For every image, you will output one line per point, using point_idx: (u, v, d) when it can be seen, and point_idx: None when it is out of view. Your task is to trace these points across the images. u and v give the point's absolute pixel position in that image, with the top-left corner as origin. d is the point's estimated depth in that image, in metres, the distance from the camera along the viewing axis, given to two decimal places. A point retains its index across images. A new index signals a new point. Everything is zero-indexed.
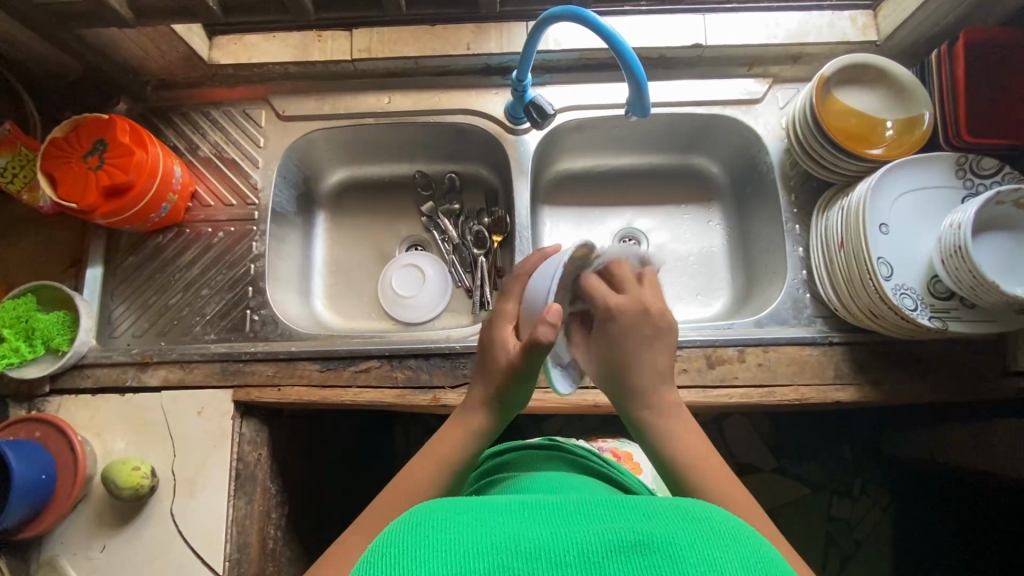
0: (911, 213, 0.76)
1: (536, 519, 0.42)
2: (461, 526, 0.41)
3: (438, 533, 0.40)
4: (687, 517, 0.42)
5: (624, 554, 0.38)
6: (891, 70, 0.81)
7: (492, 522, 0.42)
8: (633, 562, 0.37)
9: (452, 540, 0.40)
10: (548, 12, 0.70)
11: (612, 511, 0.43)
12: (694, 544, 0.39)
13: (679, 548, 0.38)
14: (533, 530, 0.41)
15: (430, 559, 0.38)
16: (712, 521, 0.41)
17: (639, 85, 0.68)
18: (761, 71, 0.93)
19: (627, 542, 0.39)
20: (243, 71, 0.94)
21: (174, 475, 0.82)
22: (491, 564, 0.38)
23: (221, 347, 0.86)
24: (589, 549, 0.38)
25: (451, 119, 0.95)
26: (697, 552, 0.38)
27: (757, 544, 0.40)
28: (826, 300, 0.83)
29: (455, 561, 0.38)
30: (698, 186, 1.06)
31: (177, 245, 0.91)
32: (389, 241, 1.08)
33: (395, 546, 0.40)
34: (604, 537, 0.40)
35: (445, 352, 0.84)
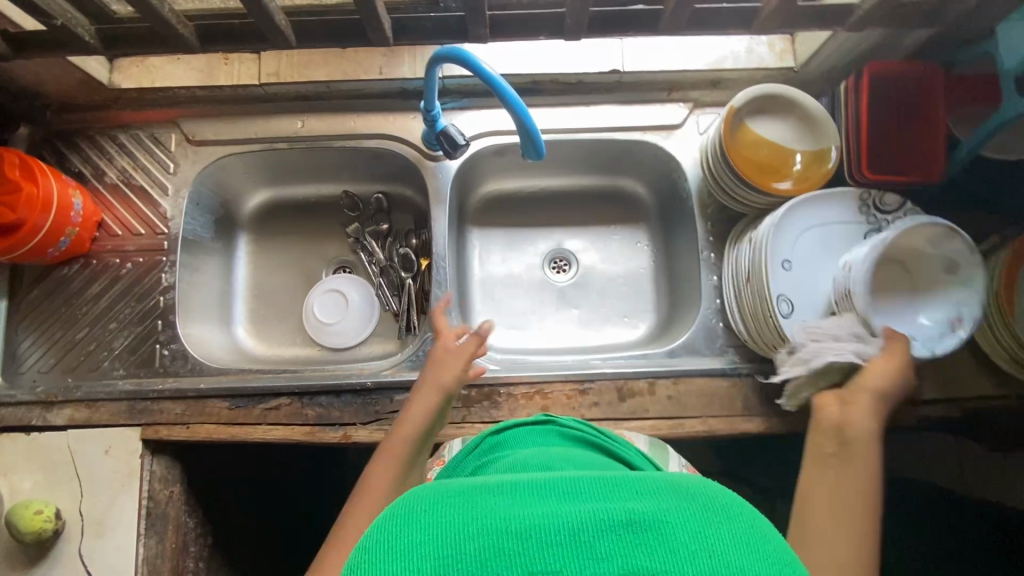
0: (813, 249, 0.76)
1: (521, 495, 0.35)
2: (439, 506, 0.34)
3: (407, 521, 0.33)
4: (692, 497, 0.34)
5: (619, 533, 0.31)
6: (801, 101, 0.80)
7: (474, 501, 0.34)
8: (626, 541, 0.31)
9: (425, 526, 0.33)
10: (438, 57, 0.70)
11: (607, 485, 0.35)
12: (695, 522, 0.32)
13: (676, 527, 0.32)
14: (522, 507, 0.33)
15: (400, 554, 0.31)
16: (712, 495, 0.34)
17: (531, 135, 0.68)
18: (681, 96, 0.91)
19: (620, 520, 0.32)
20: (148, 95, 0.90)
21: (82, 516, 0.81)
22: (465, 548, 0.31)
23: (129, 384, 0.84)
24: (581, 525, 0.32)
25: (368, 144, 0.93)
26: (703, 537, 0.31)
27: (761, 521, 0.34)
28: (737, 332, 0.83)
29: (425, 552, 0.31)
30: (626, 206, 1.06)
31: (84, 277, 0.89)
32: (315, 263, 1.06)
33: (364, 541, 0.33)
34: (596, 512, 0.32)
35: (357, 388, 0.83)
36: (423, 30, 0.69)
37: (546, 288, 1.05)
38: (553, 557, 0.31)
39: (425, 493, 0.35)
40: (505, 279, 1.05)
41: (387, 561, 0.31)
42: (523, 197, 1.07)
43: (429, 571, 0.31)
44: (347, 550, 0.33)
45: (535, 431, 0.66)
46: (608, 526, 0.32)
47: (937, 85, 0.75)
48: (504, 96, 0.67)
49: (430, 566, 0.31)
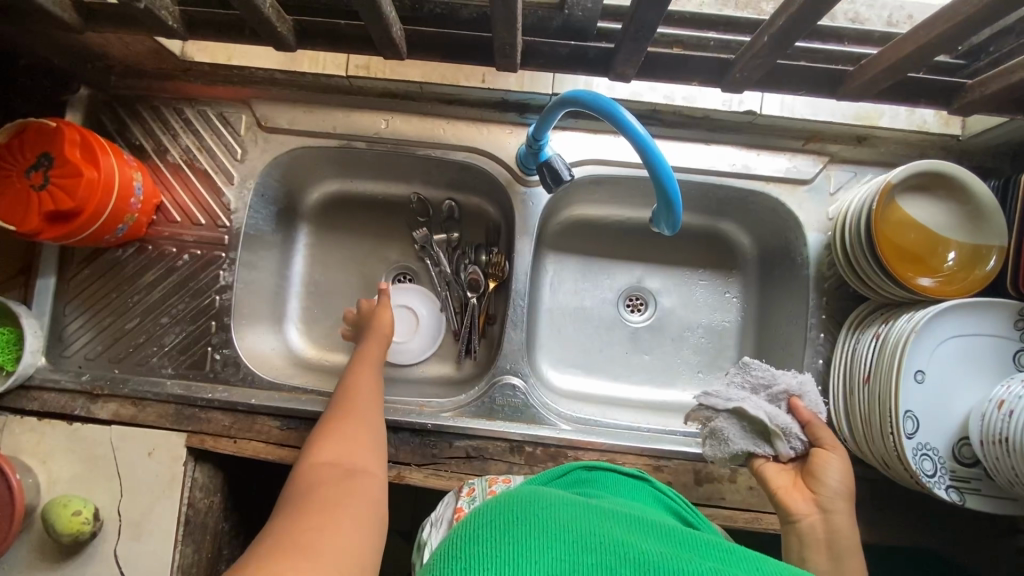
0: (952, 362, 0.67)
1: (638, 535, 0.44)
2: (572, 518, 0.44)
3: (546, 514, 0.44)
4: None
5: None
6: (970, 186, 0.68)
7: (599, 526, 0.44)
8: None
9: (560, 528, 0.43)
10: (573, 94, 0.58)
11: (713, 551, 0.44)
12: None
13: None
14: (639, 542, 0.43)
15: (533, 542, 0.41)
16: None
17: (670, 205, 0.57)
18: (817, 148, 0.80)
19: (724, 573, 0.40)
20: (222, 70, 0.81)
21: (120, 517, 0.78)
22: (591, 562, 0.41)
23: (178, 387, 0.80)
24: (685, 560, 0.41)
25: (455, 156, 0.83)
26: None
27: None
28: (837, 429, 0.75)
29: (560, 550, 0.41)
30: (720, 253, 0.96)
31: (138, 263, 0.83)
32: (376, 267, 0.99)
33: (504, 517, 0.44)
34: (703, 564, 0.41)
35: (415, 427, 0.77)
36: (556, 57, 0.59)
37: (618, 329, 0.96)
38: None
39: (560, 502, 0.46)
40: (575, 312, 0.97)
41: (520, 544, 0.41)
42: (608, 225, 0.97)
43: (555, 565, 0.40)
44: (485, 517, 0.44)
45: (630, 483, 0.63)
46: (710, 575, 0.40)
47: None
48: (642, 147, 0.55)
49: (557, 561, 0.40)
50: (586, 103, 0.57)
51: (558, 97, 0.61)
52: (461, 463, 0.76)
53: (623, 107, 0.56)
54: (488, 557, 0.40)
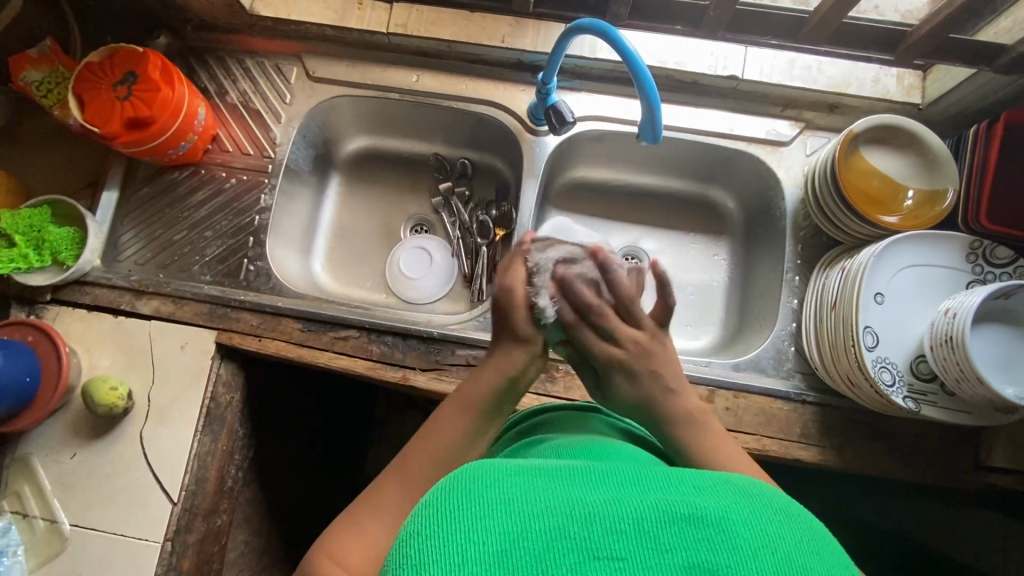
0: (909, 287, 0.74)
1: (580, 484, 0.40)
2: (508, 485, 0.39)
3: (482, 492, 0.38)
4: (737, 491, 0.40)
5: (680, 526, 0.36)
6: (923, 137, 0.78)
7: (537, 485, 0.39)
8: (687, 533, 0.36)
9: (499, 499, 0.38)
10: (575, 23, 0.71)
11: (659, 481, 0.41)
12: (747, 522, 0.37)
13: (733, 525, 0.37)
14: (582, 493, 0.39)
15: (477, 526, 0.36)
16: (764, 498, 0.39)
17: (652, 114, 0.70)
18: (794, 114, 0.90)
19: (683, 516, 0.37)
20: (282, 26, 0.96)
21: (149, 402, 0.86)
22: (541, 532, 0.36)
23: (214, 290, 0.89)
24: (644, 518, 0.37)
25: (474, 108, 0.95)
26: (753, 532, 0.37)
27: (804, 521, 0.39)
28: (809, 358, 0.82)
29: (505, 535, 0.36)
30: (710, 218, 1.04)
31: (191, 183, 0.95)
32: (396, 216, 1.10)
33: (438, 506, 0.38)
34: (658, 509, 0.37)
35: (423, 335, 0.85)
36: None
37: None
38: (621, 543, 0.36)
39: (490, 467, 0.41)
40: None
41: (462, 526, 0.36)
42: (608, 188, 1.07)
43: (504, 541, 0.35)
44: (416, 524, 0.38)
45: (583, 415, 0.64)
46: (666, 516, 0.37)
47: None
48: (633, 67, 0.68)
49: (505, 535, 0.36)
50: (587, 29, 0.69)
51: (564, 29, 0.74)
52: (461, 369, 0.84)
53: (616, 31, 0.68)
54: (438, 559, 0.35)
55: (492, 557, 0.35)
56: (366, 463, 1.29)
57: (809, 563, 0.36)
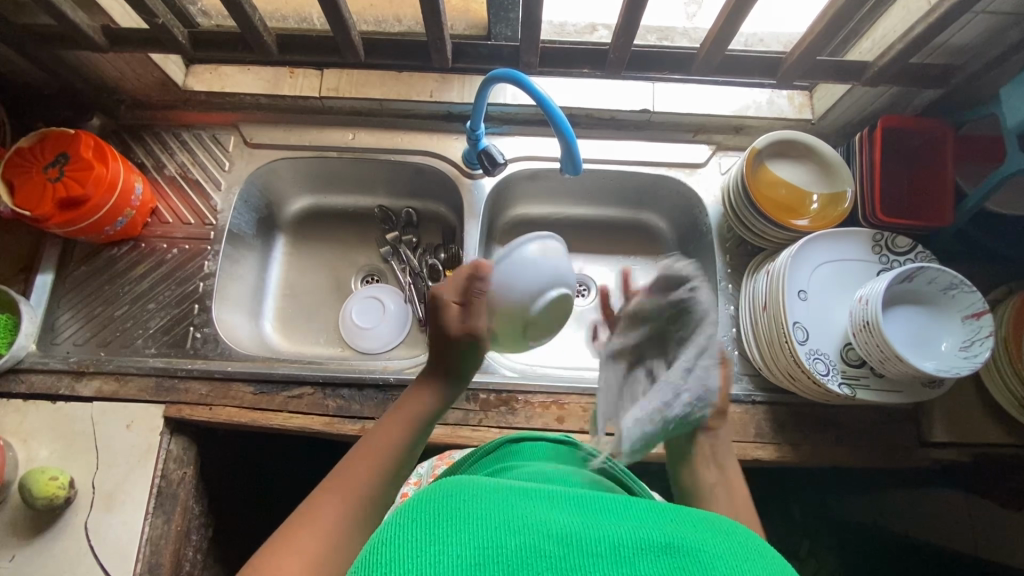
0: (828, 282, 0.81)
1: (562, 512, 0.40)
2: (487, 504, 0.39)
3: (462, 508, 0.39)
4: (716, 530, 0.40)
5: (655, 553, 0.36)
6: (818, 148, 0.86)
7: (517, 509, 0.39)
8: (661, 560, 0.36)
9: (477, 518, 0.38)
10: (492, 73, 0.77)
11: (637, 512, 0.41)
12: (720, 554, 0.37)
13: (707, 555, 0.37)
14: (562, 518, 0.39)
15: (450, 537, 0.36)
16: (742, 539, 0.40)
17: (570, 148, 0.75)
18: (705, 138, 0.99)
19: (658, 543, 0.37)
20: (217, 98, 0.99)
21: (93, 487, 0.81)
22: (514, 550, 0.36)
23: (159, 362, 0.87)
24: (620, 543, 0.37)
25: (411, 159, 1.00)
26: (728, 563, 0.37)
27: (782, 564, 0.38)
28: (751, 360, 0.86)
29: (476, 547, 0.36)
30: (646, 240, 1.10)
31: (130, 258, 0.94)
32: (346, 270, 1.11)
33: (412, 516, 0.38)
34: (634, 534, 0.38)
35: (378, 383, 0.85)
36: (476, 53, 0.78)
37: None
38: (594, 565, 0.35)
39: (472, 488, 0.41)
40: None
41: (436, 538, 0.36)
42: (549, 222, 1.12)
43: (477, 557, 0.35)
44: (394, 524, 0.38)
45: (555, 448, 0.68)
46: (643, 542, 0.37)
47: (951, 183, 0.81)
48: (546, 110, 0.73)
49: (480, 551, 0.36)
50: (500, 77, 0.76)
51: (484, 78, 0.80)
52: None
53: (527, 76, 0.75)
54: (404, 562, 0.34)
55: (461, 569, 0.35)
56: None
57: None
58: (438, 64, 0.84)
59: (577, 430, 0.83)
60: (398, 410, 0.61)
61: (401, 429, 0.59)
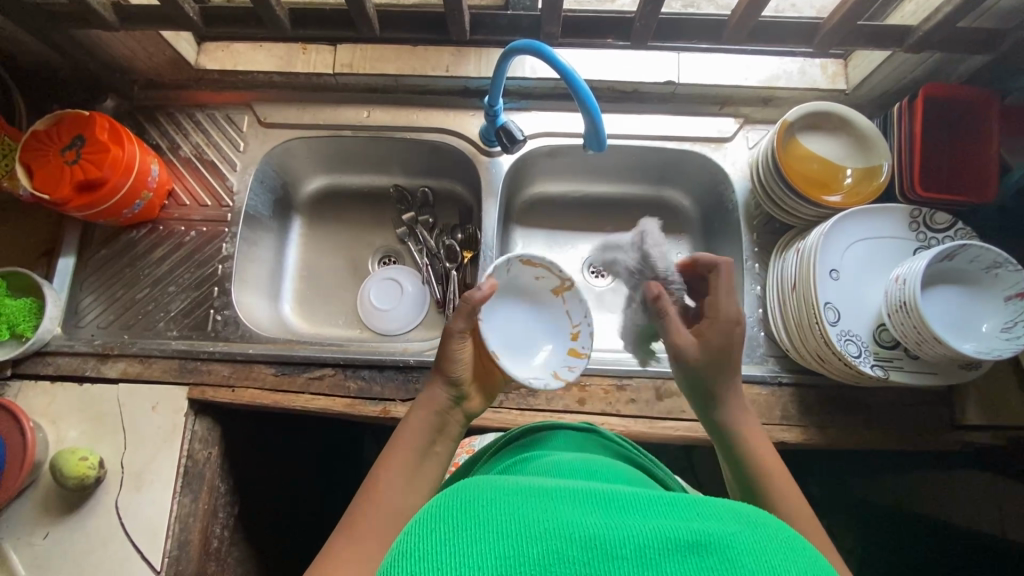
0: (861, 261, 0.78)
1: (586, 509, 0.39)
2: (509, 506, 0.39)
3: (481, 515, 0.38)
4: (746, 524, 0.39)
5: (682, 553, 0.35)
6: (853, 120, 0.82)
7: (540, 509, 0.39)
8: (689, 561, 0.35)
9: (500, 522, 0.38)
10: (511, 45, 0.74)
11: (662, 507, 0.40)
12: (751, 550, 0.36)
13: (736, 552, 0.36)
14: (584, 520, 0.38)
15: (474, 543, 0.36)
16: (771, 530, 0.38)
17: (593, 124, 0.72)
18: (732, 111, 0.95)
19: (685, 542, 0.36)
20: (229, 77, 0.97)
21: (122, 467, 0.82)
22: (537, 558, 0.35)
23: (182, 344, 0.88)
24: (644, 544, 0.36)
25: (427, 136, 0.97)
26: (757, 560, 0.35)
27: (814, 557, 0.37)
28: (778, 341, 0.84)
29: (498, 557, 0.35)
30: (669, 218, 1.07)
31: (149, 241, 0.94)
32: (363, 251, 1.10)
33: (432, 529, 0.38)
34: (659, 532, 0.37)
35: (399, 365, 0.85)
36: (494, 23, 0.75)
37: (584, 291, 1.05)
38: (620, 569, 0.35)
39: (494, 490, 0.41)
40: None
41: (459, 548, 0.36)
42: (568, 201, 1.09)
43: (500, 565, 0.35)
44: (414, 539, 0.38)
45: (579, 437, 0.68)
46: (670, 540, 0.36)
47: (996, 157, 0.76)
48: (570, 84, 0.71)
49: (502, 560, 0.35)
50: (520, 49, 0.73)
51: (502, 51, 0.77)
52: None
53: (548, 48, 0.72)
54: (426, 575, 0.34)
55: None
56: None
57: None
58: (455, 37, 0.81)
59: (599, 412, 0.82)
60: (401, 436, 0.63)
61: (410, 453, 0.61)
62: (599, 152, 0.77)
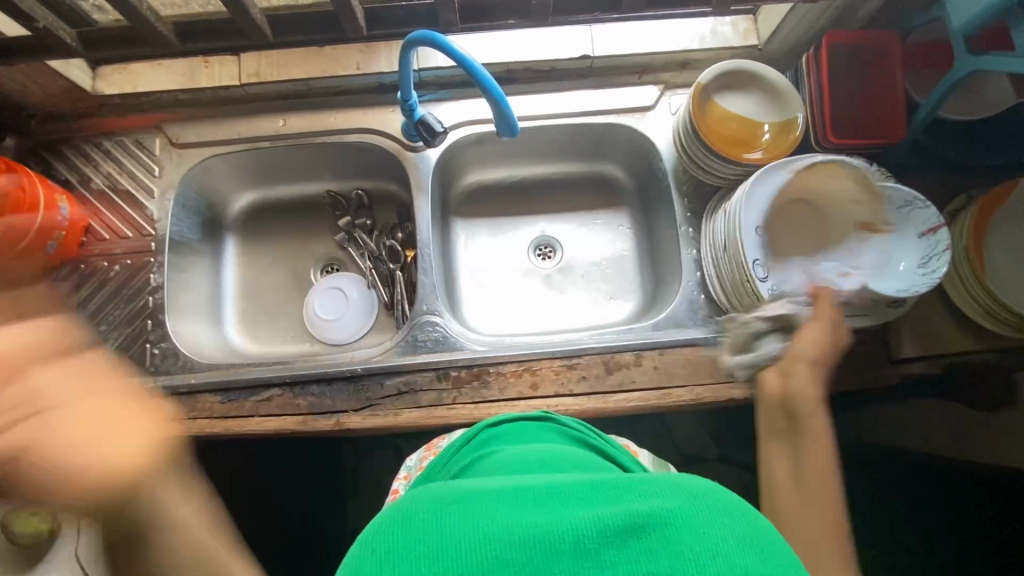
0: (785, 214, 0.79)
1: (525, 506, 0.40)
2: (448, 516, 0.39)
3: (423, 528, 0.38)
4: (683, 497, 0.39)
5: (619, 539, 0.36)
6: (763, 75, 0.83)
7: (479, 513, 0.39)
8: (625, 545, 0.36)
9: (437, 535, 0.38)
10: (407, 37, 0.73)
11: (606, 494, 0.40)
12: (689, 523, 0.37)
13: (674, 529, 0.36)
14: (524, 518, 0.38)
15: (415, 561, 0.36)
16: (710, 499, 0.39)
17: (503, 110, 0.71)
18: (652, 78, 0.95)
19: (622, 525, 0.36)
20: (132, 100, 0.93)
21: (76, 517, 0.81)
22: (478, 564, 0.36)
23: (120, 384, 0.85)
24: (582, 534, 0.36)
25: (348, 138, 0.95)
26: (694, 533, 0.36)
27: (755, 520, 0.38)
28: (718, 302, 0.86)
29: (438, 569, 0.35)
30: (606, 192, 1.08)
31: (72, 281, 0.90)
32: (304, 262, 1.08)
33: (374, 550, 0.38)
34: (598, 520, 0.37)
35: (347, 375, 0.84)
36: None
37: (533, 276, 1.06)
38: (559, 566, 0.35)
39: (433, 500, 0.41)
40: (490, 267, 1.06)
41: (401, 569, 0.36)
42: (505, 186, 1.09)
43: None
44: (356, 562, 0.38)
45: (533, 427, 0.68)
46: (604, 522, 0.37)
47: (901, 99, 0.79)
48: (472, 71, 0.69)
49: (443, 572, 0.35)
50: (417, 41, 0.71)
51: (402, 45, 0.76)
52: (394, 399, 0.83)
53: (444, 36, 0.71)
54: None
55: None
56: None
57: (757, 559, 0.35)
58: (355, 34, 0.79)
59: (552, 394, 0.83)
60: None
61: None
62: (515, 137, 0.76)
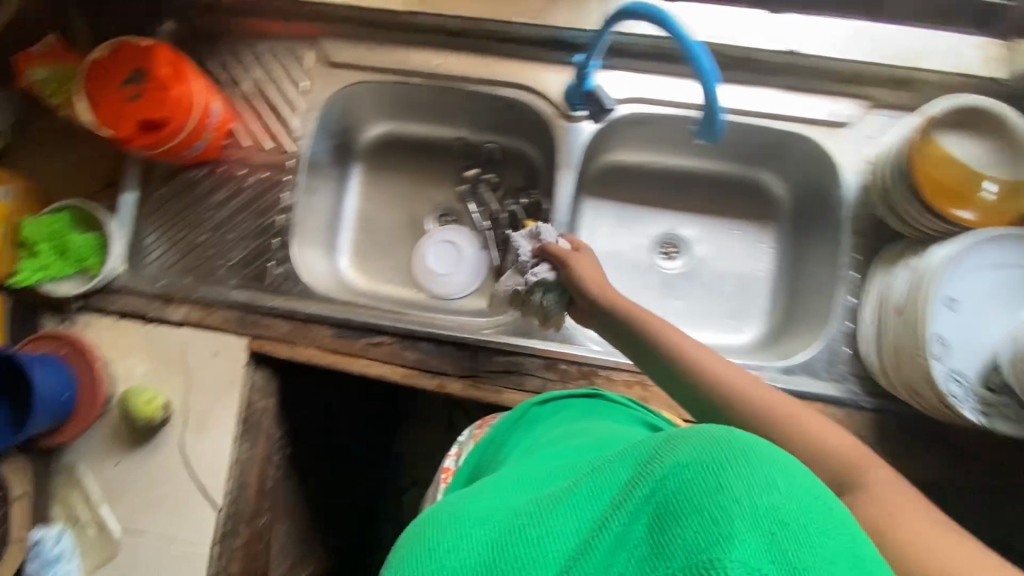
0: (986, 290, 0.69)
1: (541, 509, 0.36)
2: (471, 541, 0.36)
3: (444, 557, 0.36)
4: (691, 447, 0.33)
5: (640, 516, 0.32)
6: (1010, 124, 0.70)
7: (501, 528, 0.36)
8: (647, 519, 0.32)
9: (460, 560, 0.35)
10: (624, 5, 0.64)
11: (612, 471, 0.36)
12: (705, 476, 0.31)
13: (685, 487, 0.31)
14: (546, 520, 0.35)
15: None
16: (722, 443, 0.33)
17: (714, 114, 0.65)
18: (859, 92, 0.83)
19: (638, 503, 0.32)
20: (295, 7, 0.89)
21: (186, 409, 0.85)
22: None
23: (242, 295, 0.87)
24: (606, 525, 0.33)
25: (503, 91, 0.88)
26: (709, 484, 0.31)
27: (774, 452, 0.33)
28: (865, 360, 0.78)
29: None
30: (757, 204, 0.98)
31: (210, 182, 0.90)
32: (422, 206, 1.05)
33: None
34: (615, 507, 0.33)
35: (457, 341, 0.83)
36: None
37: (652, 274, 1.00)
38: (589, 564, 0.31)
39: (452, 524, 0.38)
40: (609, 255, 1.01)
41: None
42: (646, 172, 1.01)
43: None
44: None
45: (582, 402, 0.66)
46: (623, 517, 0.32)
47: None
48: (700, 68, 0.62)
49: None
50: (648, 18, 0.62)
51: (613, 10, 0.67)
52: (497, 376, 0.81)
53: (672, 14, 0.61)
54: None
55: None
56: (400, 448, 1.30)
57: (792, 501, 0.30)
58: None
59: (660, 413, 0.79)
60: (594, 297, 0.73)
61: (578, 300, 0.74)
62: (722, 140, 0.70)
